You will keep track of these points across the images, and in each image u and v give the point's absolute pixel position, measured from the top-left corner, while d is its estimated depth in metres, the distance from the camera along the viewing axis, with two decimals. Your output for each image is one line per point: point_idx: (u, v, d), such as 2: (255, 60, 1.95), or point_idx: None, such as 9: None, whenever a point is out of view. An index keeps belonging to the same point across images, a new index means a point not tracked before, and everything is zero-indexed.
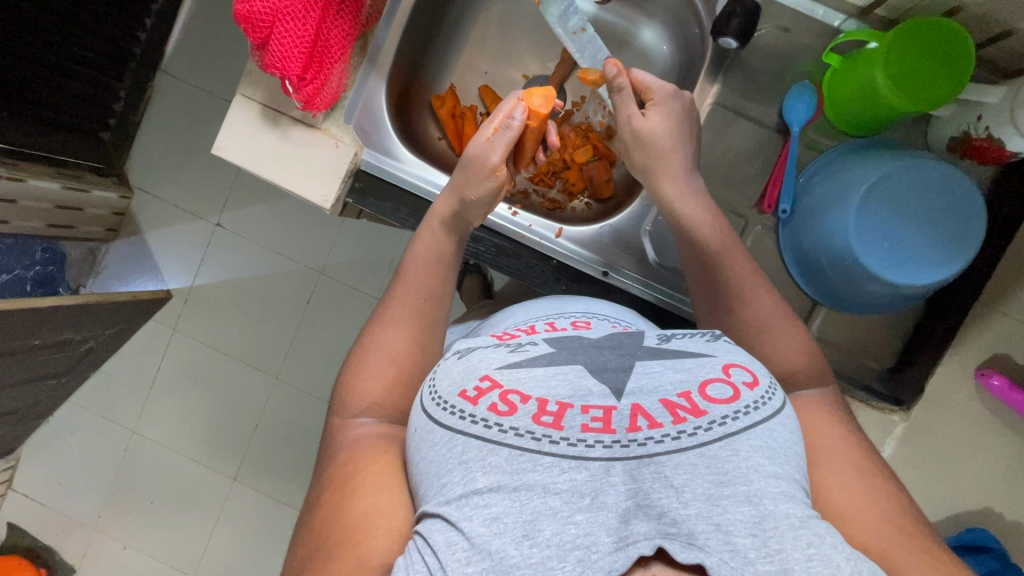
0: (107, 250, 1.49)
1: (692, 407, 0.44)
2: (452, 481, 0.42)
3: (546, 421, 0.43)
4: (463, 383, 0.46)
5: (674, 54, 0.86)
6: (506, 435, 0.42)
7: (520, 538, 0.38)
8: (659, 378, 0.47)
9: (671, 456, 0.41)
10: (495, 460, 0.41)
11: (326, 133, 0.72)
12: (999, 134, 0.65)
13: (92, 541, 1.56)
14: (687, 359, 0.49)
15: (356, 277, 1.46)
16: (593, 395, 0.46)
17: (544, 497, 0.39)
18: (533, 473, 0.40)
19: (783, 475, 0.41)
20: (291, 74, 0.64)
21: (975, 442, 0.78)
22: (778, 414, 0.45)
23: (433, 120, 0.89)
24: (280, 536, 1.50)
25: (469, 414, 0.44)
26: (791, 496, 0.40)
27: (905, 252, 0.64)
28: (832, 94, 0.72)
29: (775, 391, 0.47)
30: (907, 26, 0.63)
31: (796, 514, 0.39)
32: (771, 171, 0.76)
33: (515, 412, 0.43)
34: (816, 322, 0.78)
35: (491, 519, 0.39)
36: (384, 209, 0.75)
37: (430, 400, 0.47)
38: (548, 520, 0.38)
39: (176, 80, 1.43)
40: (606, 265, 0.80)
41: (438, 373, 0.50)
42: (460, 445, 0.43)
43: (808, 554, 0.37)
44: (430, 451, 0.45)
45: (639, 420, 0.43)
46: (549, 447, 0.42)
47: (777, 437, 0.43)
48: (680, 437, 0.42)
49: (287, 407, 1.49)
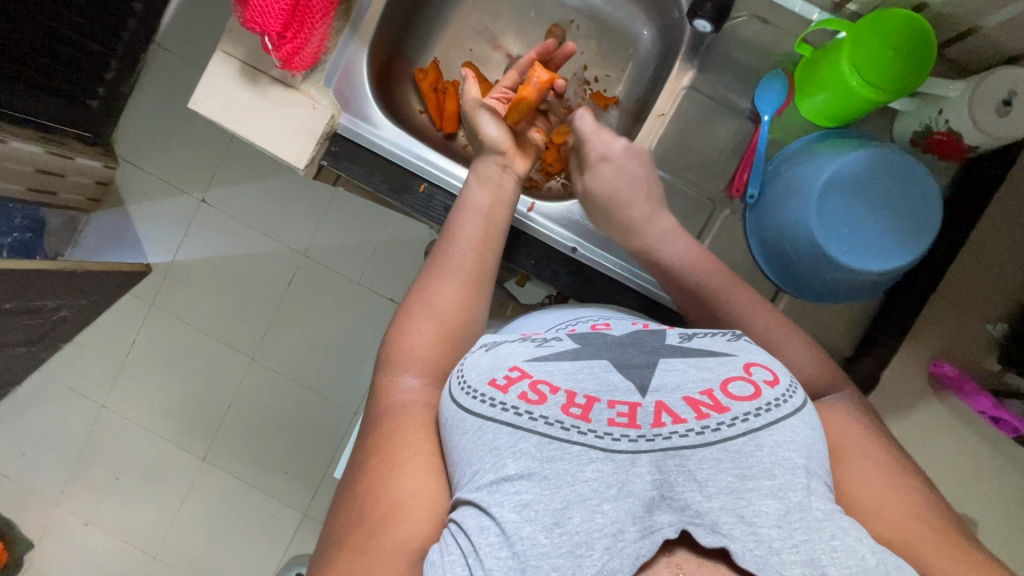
0: (89, 220, 1.48)
1: (715, 403, 0.45)
2: (483, 467, 0.42)
3: (574, 412, 0.44)
4: (492, 372, 0.47)
5: (655, 41, 0.88)
6: (537, 423, 0.43)
7: (550, 526, 0.39)
8: (682, 376, 0.47)
9: (695, 451, 0.42)
10: (526, 446, 0.42)
11: (304, 94, 0.72)
12: (957, 127, 0.67)
13: (53, 517, 1.52)
14: (709, 357, 0.49)
15: (339, 260, 1.46)
16: (618, 390, 0.46)
17: (575, 484, 0.40)
18: (563, 461, 0.41)
19: (807, 467, 0.42)
20: (271, 30, 0.65)
21: (933, 438, 0.79)
22: (799, 412, 0.46)
23: (416, 94, 0.89)
24: (246, 518, 1.48)
25: (499, 401, 0.45)
26: (814, 491, 0.41)
27: (863, 240, 0.65)
28: (800, 85, 0.73)
29: (796, 390, 0.47)
30: (873, 17, 0.64)
31: (819, 508, 0.40)
32: (740, 157, 0.77)
33: (545, 401, 0.44)
34: (782, 304, 0.78)
35: (523, 505, 0.40)
36: (358, 173, 0.74)
37: (458, 389, 0.48)
38: (578, 508, 0.39)
39: (169, 54, 1.43)
40: (576, 241, 0.80)
41: (465, 364, 0.50)
42: (491, 432, 0.44)
43: (832, 545, 0.39)
44: (461, 439, 0.45)
45: (663, 416, 0.44)
46: (578, 436, 0.43)
47: (798, 433, 0.44)
48: (704, 432, 0.43)
49: (262, 387, 1.48)
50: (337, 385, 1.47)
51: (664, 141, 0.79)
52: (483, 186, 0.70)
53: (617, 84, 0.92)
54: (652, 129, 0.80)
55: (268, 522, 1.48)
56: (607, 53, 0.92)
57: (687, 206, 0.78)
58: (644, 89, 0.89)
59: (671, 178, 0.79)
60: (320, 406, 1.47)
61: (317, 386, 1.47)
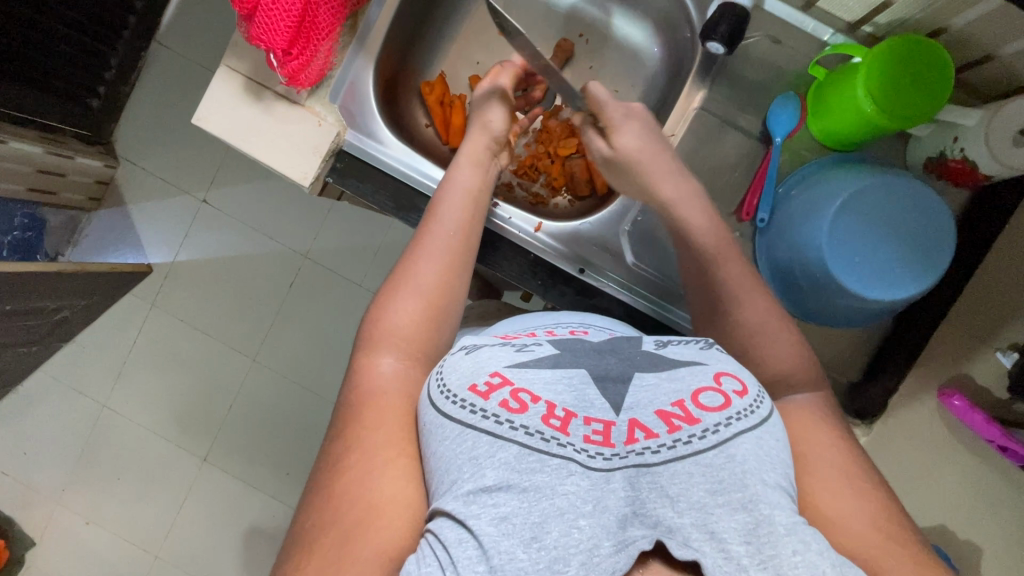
0: (90, 219, 1.47)
1: (686, 415, 0.44)
2: (462, 477, 0.41)
3: (554, 424, 0.43)
4: (473, 377, 0.46)
5: (665, 57, 0.86)
6: (517, 432, 0.42)
7: (528, 540, 0.38)
8: (654, 391, 0.47)
9: (668, 466, 0.42)
10: (504, 456, 0.41)
11: (310, 110, 0.71)
12: (973, 156, 0.67)
13: (54, 515, 1.52)
14: (682, 368, 0.49)
15: (342, 262, 1.45)
16: (595, 407, 0.46)
17: (553, 498, 0.39)
18: (542, 474, 0.40)
19: (777, 481, 0.42)
20: (277, 47, 0.63)
21: (938, 460, 0.78)
22: (765, 423, 0.45)
23: (422, 107, 0.89)
24: (248, 519, 1.48)
25: (480, 408, 0.44)
26: (780, 504, 0.41)
27: (874, 267, 0.65)
28: (815, 108, 0.72)
29: (764, 401, 0.47)
30: (892, 43, 0.62)
31: (785, 521, 0.39)
32: (752, 180, 0.77)
33: (526, 411, 0.43)
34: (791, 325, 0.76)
35: (500, 518, 0.39)
36: (365, 190, 0.74)
37: (439, 394, 0.47)
38: (556, 523, 0.38)
39: (171, 52, 1.41)
40: (583, 262, 0.80)
41: (445, 367, 0.49)
42: (472, 440, 0.42)
43: (794, 561, 0.38)
44: (440, 445, 0.44)
45: (636, 432, 0.44)
46: (557, 448, 0.42)
47: (763, 444, 0.44)
48: (675, 446, 0.43)
49: (264, 389, 1.48)
50: (339, 388, 1.47)
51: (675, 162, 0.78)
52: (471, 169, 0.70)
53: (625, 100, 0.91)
54: None
55: (268, 525, 1.48)
56: (616, 68, 0.91)
57: None
58: (653, 105, 0.88)
59: None
60: (321, 410, 1.47)
61: (319, 390, 1.47)
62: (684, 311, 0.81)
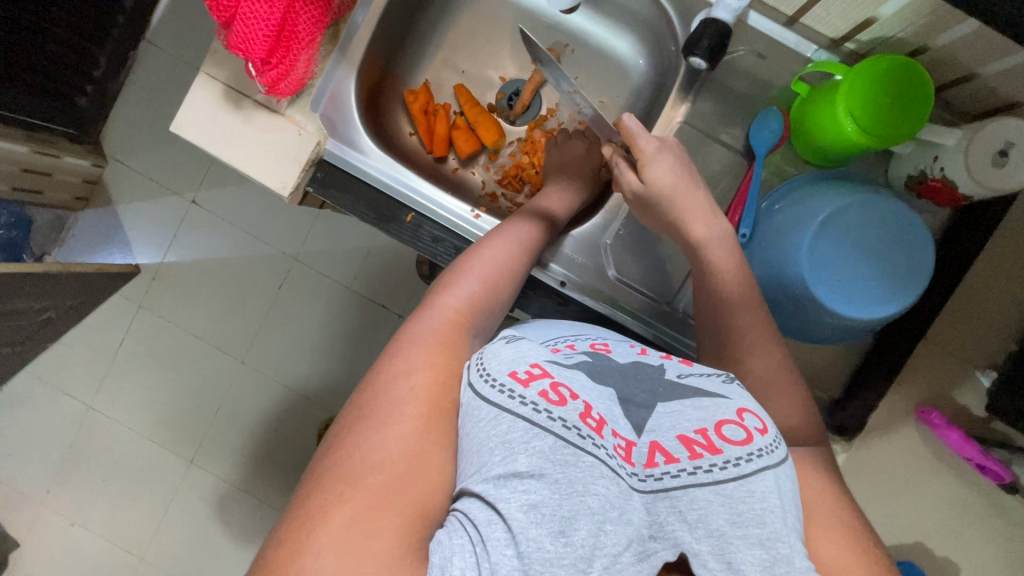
0: (76, 219, 1.45)
1: (708, 443, 0.43)
2: (493, 461, 0.40)
3: (591, 423, 0.43)
4: (515, 364, 0.45)
5: (651, 68, 0.86)
6: (554, 423, 0.41)
7: (556, 533, 0.38)
8: (677, 416, 0.46)
9: (687, 491, 0.42)
10: (539, 445, 0.40)
11: (289, 120, 0.70)
12: (952, 176, 0.66)
13: (39, 517, 1.51)
14: (705, 398, 0.47)
15: (330, 265, 1.44)
16: (618, 423, 0.45)
17: (585, 496, 0.39)
18: (575, 468, 0.40)
19: (793, 520, 0.42)
20: (255, 57, 0.63)
21: (918, 475, 0.79)
22: (783, 464, 0.45)
23: (406, 115, 0.88)
24: (234, 522, 1.48)
25: (519, 394, 0.42)
26: (794, 543, 0.41)
27: (857, 287, 0.64)
28: (796, 124, 0.72)
29: (782, 444, 0.46)
30: (871, 63, 0.62)
31: (797, 564, 0.40)
32: (733, 195, 0.76)
33: (565, 404, 0.42)
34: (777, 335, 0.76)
35: (531, 506, 0.38)
36: (346, 201, 0.73)
37: (477, 375, 0.45)
38: (585, 520, 0.39)
39: (160, 51, 1.40)
40: (565, 276, 0.79)
41: (486, 352, 0.48)
42: (507, 424, 0.41)
43: None
44: (474, 428, 0.43)
45: (656, 455, 0.43)
46: (591, 448, 0.41)
47: (783, 485, 0.43)
48: (696, 472, 0.42)
49: (251, 391, 1.47)
50: (327, 391, 1.46)
51: None
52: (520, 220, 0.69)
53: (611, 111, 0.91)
54: None
55: (255, 529, 1.47)
56: (602, 79, 0.90)
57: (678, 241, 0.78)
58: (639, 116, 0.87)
59: None
60: (309, 413, 1.47)
61: (308, 393, 1.46)
62: (666, 325, 0.80)
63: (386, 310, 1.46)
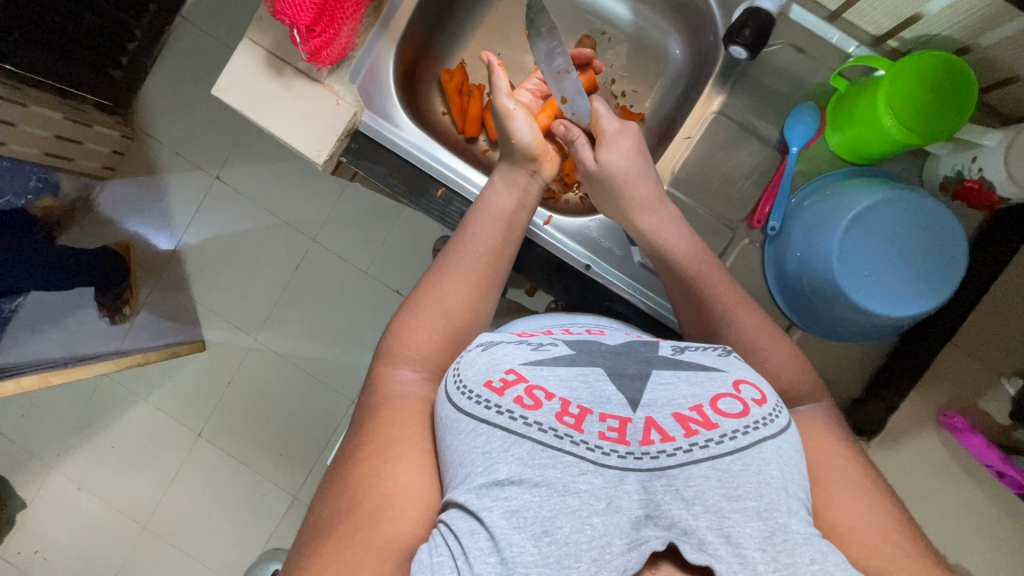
0: (103, 189, 1.47)
1: (704, 419, 0.43)
2: (475, 470, 0.41)
3: (568, 421, 0.43)
4: (489, 373, 0.45)
5: (687, 60, 0.87)
6: (530, 429, 0.42)
7: (538, 534, 0.38)
8: (672, 391, 0.46)
9: (683, 469, 0.41)
10: (518, 452, 0.41)
11: (328, 89, 0.72)
12: (990, 177, 0.67)
13: (47, 480, 1.50)
14: (700, 372, 0.48)
15: (348, 249, 1.45)
16: (611, 403, 0.45)
17: (564, 495, 0.39)
18: (555, 470, 0.40)
19: (791, 489, 0.41)
20: (300, 23, 0.64)
21: (936, 481, 0.78)
22: (784, 432, 0.44)
23: (440, 93, 0.89)
24: (242, 497, 1.49)
25: (495, 404, 0.43)
26: (794, 512, 0.40)
27: (887, 285, 0.65)
28: (833, 119, 0.72)
29: (782, 411, 0.46)
30: (915, 57, 0.62)
31: (798, 531, 0.39)
32: (765, 187, 0.76)
33: (540, 407, 0.43)
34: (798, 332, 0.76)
35: (512, 512, 0.39)
36: (378, 173, 0.75)
37: (454, 388, 0.46)
38: (567, 518, 0.39)
39: (192, 27, 1.41)
40: (591, 259, 0.80)
41: (461, 363, 0.49)
42: (485, 435, 0.42)
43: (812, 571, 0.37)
44: (454, 440, 0.44)
45: (652, 433, 0.43)
46: (570, 446, 0.42)
47: (786, 453, 0.43)
48: (692, 450, 0.42)
49: (263, 370, 1.48)
50: (339, 371, 1.47)
51: (690, 165, 0.78)
52: (508, 190, 0.68)
53: (644, 101, 0.91)
54: (677, 153, 0.79)
55: (260, 504, 1.49)
56: (637, 69, 0.91)
57: (706, 232, 0.78)
58: (671, 108, 0.88)
59: (691, 203, 0.78)
60: (320, 393, 1.48)
61: (318, 374, 1.47)
62: None
63: (401, 296, 1.47)
